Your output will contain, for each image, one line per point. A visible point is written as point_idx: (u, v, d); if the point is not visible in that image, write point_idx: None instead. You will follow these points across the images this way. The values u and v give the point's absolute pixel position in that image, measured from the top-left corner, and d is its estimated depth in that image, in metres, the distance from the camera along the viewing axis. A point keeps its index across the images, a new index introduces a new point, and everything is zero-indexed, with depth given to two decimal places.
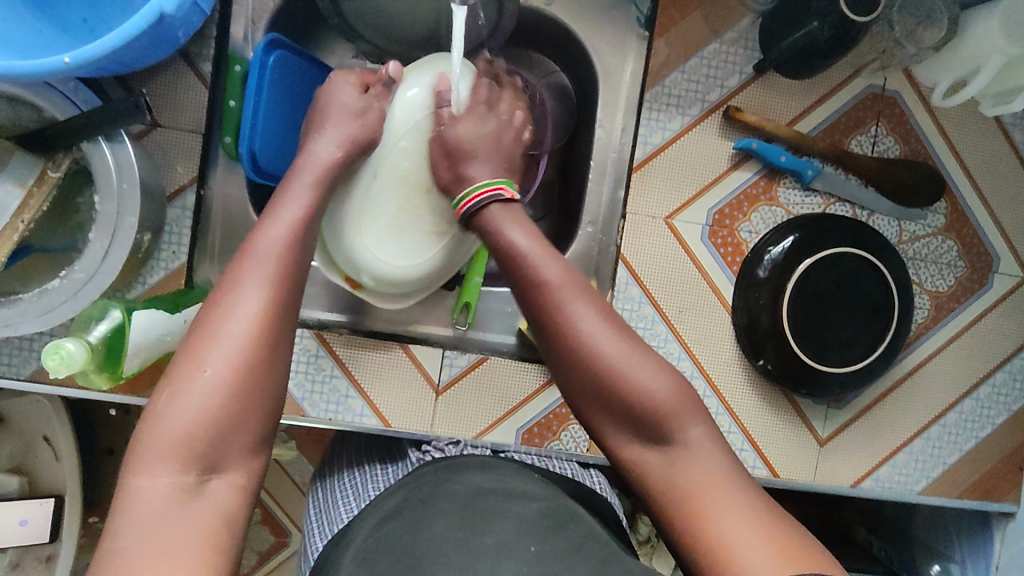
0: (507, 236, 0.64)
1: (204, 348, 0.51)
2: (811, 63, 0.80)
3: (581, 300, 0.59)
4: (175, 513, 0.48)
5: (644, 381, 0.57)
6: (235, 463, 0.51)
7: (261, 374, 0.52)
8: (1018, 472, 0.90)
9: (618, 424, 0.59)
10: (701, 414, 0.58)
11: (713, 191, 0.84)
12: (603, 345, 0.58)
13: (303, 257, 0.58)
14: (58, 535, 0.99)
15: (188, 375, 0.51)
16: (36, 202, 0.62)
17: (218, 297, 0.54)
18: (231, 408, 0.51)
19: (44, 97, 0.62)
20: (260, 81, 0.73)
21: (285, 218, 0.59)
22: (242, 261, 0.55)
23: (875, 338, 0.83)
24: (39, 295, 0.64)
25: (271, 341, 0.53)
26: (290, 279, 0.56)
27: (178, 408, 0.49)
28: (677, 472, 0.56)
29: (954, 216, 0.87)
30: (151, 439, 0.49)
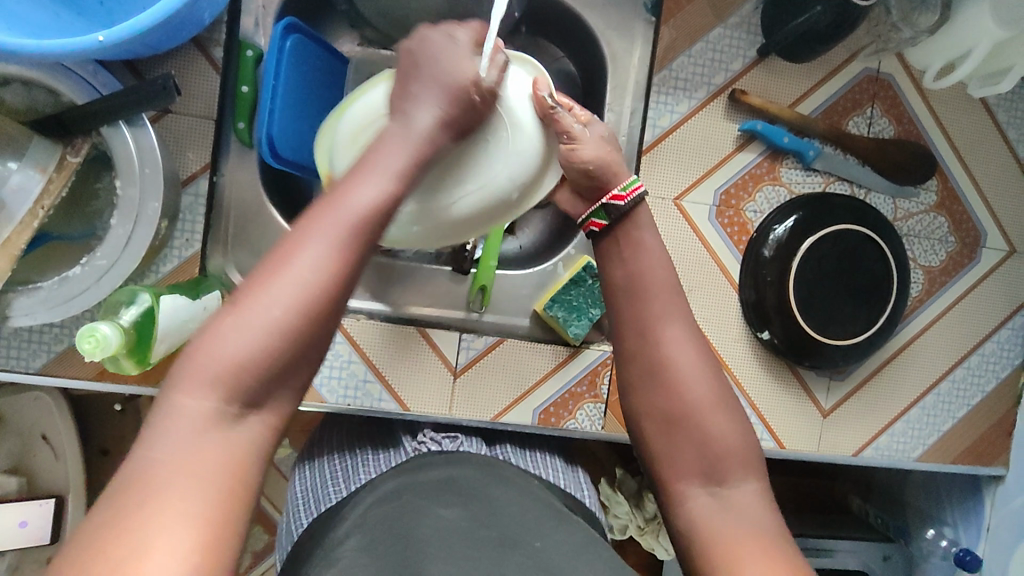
0: (631, 260, 0.64)
1: (270, 285, 0.47)
2: (812, 48, 0.82)
3: (677, 327, 0.62)
4: (212, 440, 0.44)
5: (717, 424, 0.59)
6: (275, 400, 0.47)
7: (319, 332, 0.48)
8: (1007, 436, 0.95)
9: (682, 455, 0.59)
10: (754, 473, 0.59)
11: (719, 172, 0.87)
12: (689, 381, 0.60)
13: (387, 219, 0.52)
14: (59, 536, 0.96)
15: (252, 312, 0.46)
16: (56, 187, 0.61)
17: (299, 237, 0.48)
18: (289, 353, 0.47)
19: (63, 81, 0.61)
20: (276, 66, 0.73)
21: (379, 169, 0.53)
22: (327, 206, 0.50)
23: (874, 314, 0.87)
24: (60, 283, 0.63)
25: (337, 301, 0.48)
26: (370, 239, 0.50)
27: (239, 339, 0.45)
28: (726, 518, 0.56)
29: (945, 193, 0.91)
30: (203, 358, 0.45)
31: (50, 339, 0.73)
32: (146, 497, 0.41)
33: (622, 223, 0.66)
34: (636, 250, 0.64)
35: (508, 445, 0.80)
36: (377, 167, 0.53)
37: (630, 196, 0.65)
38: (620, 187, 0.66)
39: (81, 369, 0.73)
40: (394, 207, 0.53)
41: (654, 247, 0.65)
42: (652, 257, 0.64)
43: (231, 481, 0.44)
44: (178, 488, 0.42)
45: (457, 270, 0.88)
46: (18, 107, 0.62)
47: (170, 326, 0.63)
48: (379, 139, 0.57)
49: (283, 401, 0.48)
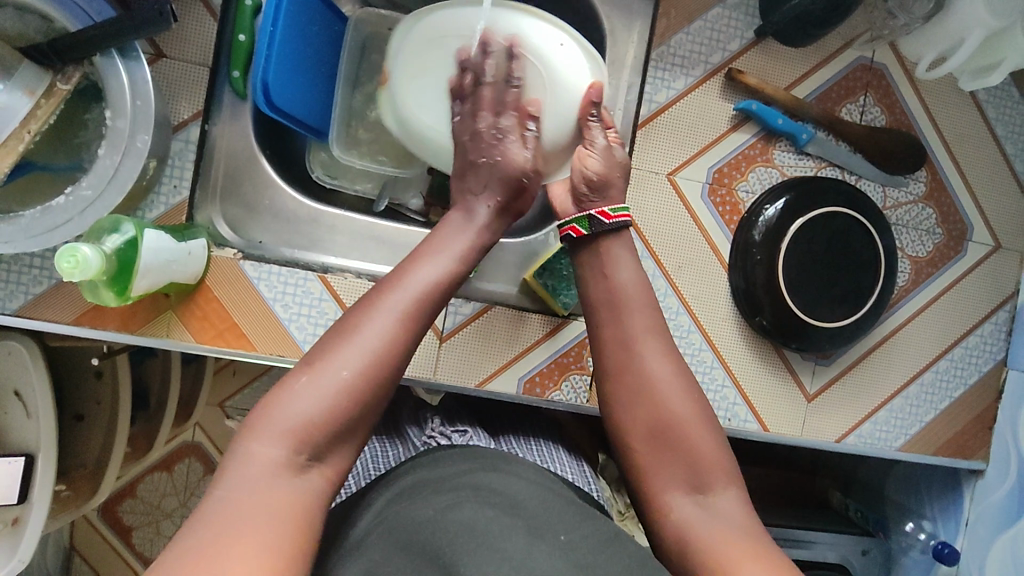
0: (616, 279, 0.66)
1: (342, 347, 0.51)
2: (807, 33, 0.83)
3: (652, 345, 0.62)
4: (279, 485, 0.46)
5: (699, 436, 0.59)
6: (338, 454, 0.50)
7: (384, 391, 0.51)
8: (988, 431, 0.95)
9: (668, 469, 0.59)
10: (735, 481, 0.58)
11: (713, 150, 0.87)
12: (669, 397, 0.60)
13: (446, 297, 0.57)
14: (26, 496, 0.92)
15: (323, 371, 0.50)
16: (45, 113, 0.61)
17: (364, 307, 0.53)
18: (354, 410, 0.50)
19: (56, 6, 0.61)
20: (275, 12, 0.71)
21: (439, 254, 0.58)
22: (390, 283, 0.55)
23: (860, 301, 0.87)
24: (42, 212, 0.62)
25: (400, 362, 0.52)
26: (427, 311, 0.54)
27: (311, 396, 0.48)
28: (713, 526, 0.55)
29: (933, 185, 0.92)
30: (277, 413, 0.48)
31: (28, 281, 0.71)
32: (215, 537, 0.42)
33: (599, 239, 0.68)
34: (614, 267, 0.67)
35: (513, 437, 0.77)
36: (439, 247, 0.59)
37: (615, 218, 0.68)
38: (609, 208, 0.69)
39: (60, 314, 0.72)
40: (450, 285, 0.58)
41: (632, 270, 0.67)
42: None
43: (293, 528, 0.45)
44: (244, 533, 0.43)
45: None
46: (10, 33, 0.62)
47: (152, 259, 0.62)
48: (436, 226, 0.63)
49: (343, 458, 0.50)
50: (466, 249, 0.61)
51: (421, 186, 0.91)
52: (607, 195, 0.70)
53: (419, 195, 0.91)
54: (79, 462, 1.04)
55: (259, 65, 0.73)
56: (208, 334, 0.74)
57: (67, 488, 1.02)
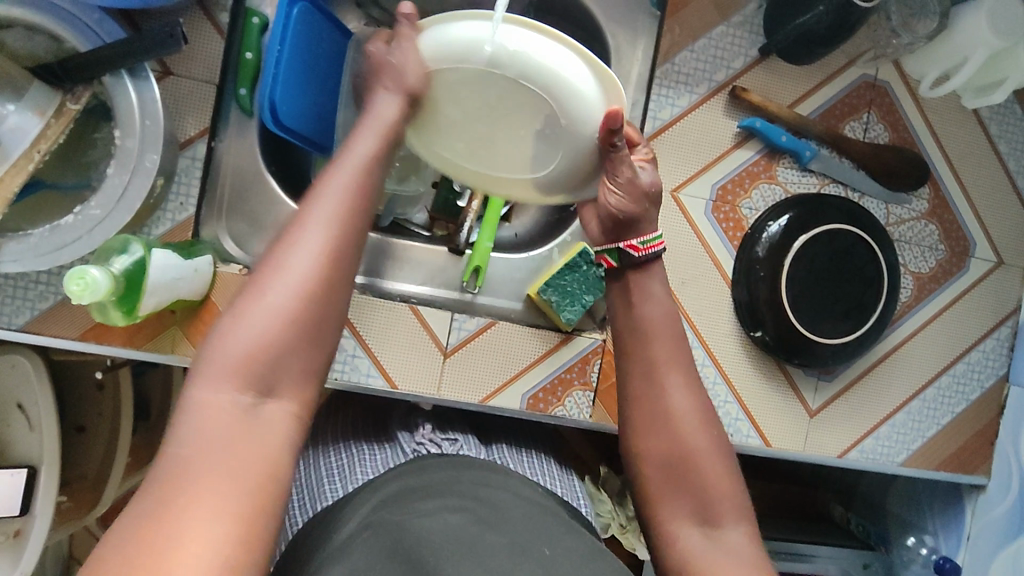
0: (645, 312, 0.65)
1: (270, 273, 0.50)
2: (812, 50, 0.84)
3: (676, 377, 0.62)
4: (236, 428, 0.46)
5: (715, 473, 0.59)
6: (291, 389, 0.49)
7: (326, 309, 0.51)
8: (990, 446, 0.95)
9: (679, 499, 0.59)
10: (747, 518, 0.59)
11: (717, 167, 0.88)
12: (687, 429, 0.61)
13: (371, 203, 0.55)
14: (28, 509, 0.92)
15: (257, 298, 0.49)
16: (54, 133, 0.60)
17: (284, 229, 0.52)
18: (295, 338, 0.49)
19: (68, 27, 0.61)
20: (282, 31, 0.72)
21: (359, 159, 0.56)
22: (308, 198, 0.53)
23: (863, 316, 0.87)
24: (51, 231, 0.62)
25: (335, 277, 0.51)
26: (354, 223, 0.53)
27: (246, 328, 0.48)
28: (720, 563, 0.56)
29: (936, 202, 0.93)
30: (215, 353, 0.47)
31: (35, 297, 0.72)
32: (174, 492, 0.42)
33: (630, 271, 0.66)
34: (643, 299, 0.65)
35: (505, 446, 0.78)
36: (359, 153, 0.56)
37: (646, 250, 0.65)
38: (639, 239, 0.66)
39: (66, 329, 0.72)
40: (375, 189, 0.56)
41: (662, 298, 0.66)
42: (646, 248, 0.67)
43: (260, 474, 0.45)
44: (209, 487, 0.43)
45: (452, 250, 0.89)
46: (20, 53, 0.63)
47: (162, 278, 0.63)
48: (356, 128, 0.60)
49: (298, 388, 0.49)
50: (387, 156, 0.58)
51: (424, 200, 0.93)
52: (636, 228, 0.66)
53: (423, 210, 0.94)
54: (80, 472, 1.04)
55: (265, 83, 0.73)
56: None
57: (68, 499, 1.02)
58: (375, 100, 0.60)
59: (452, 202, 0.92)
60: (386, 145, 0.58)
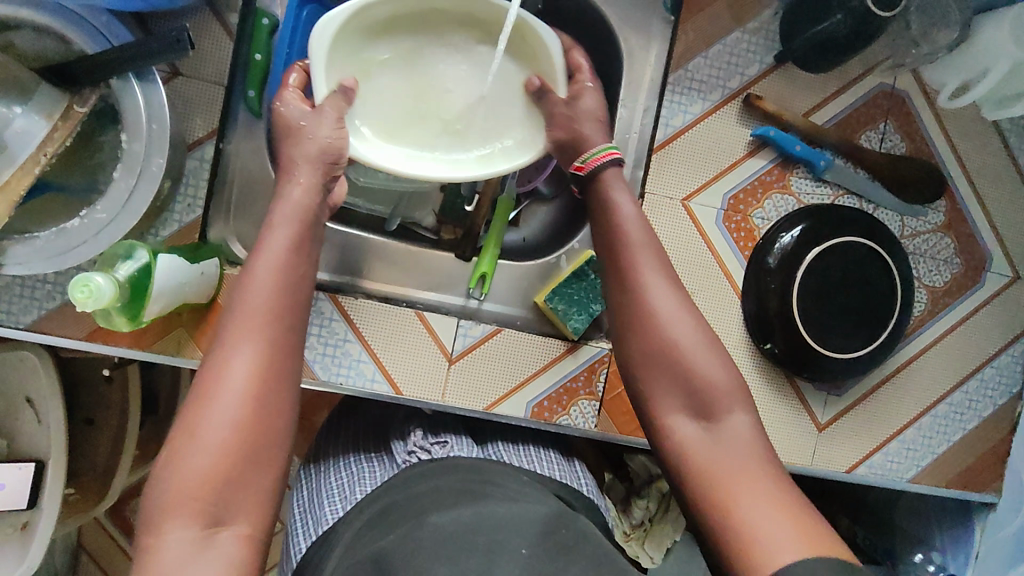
0: (615, 202, 0.68)
1: (201, 406, 0.50)
2: (828, 58, 0.82)
3: (655, 276, 0.63)
4: (194, 563, 0.46)
5: (705, 364, 0.60)
6: (243, 512, 0.49)
7: (266, 425, 0.51)
8: (1001, 463, 0.94)
9: (671, 396, 0.60)
10: (745, 402, 0.60)
11: (729, 176, 0.86)
12: (673, 327, 0.61)
13: (292, 304, 0.56)
14: (36, 501, 0.92)
15: (193, 433, 0.49)
16: (61, 135, 0.60)
17: (211, 354, 0.53)
18: (237, 461, 0.50)
19: (75, 29, 0.61)
20: (291, 35, 0.74)
21: (269, 262, 0.56)
22: (232, 320, 0.53)
23: (876, 330, 0.86)
24: (57, 234, 0.63)
25: (268, 395, 0.52)
26: (276, 334, 0.54)
27: (188, 465, 0.48)
28: (720, 453, 0.57)
29: (953, 214, 0.91)
30: (163, 494, 0.48)
31: (42, 296, 0.72)
32: None
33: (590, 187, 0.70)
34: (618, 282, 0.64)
35: (501, 443, 0.78)
36: (271, 255, 0.57)
37: (590, 165, 0.70)
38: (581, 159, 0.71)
39: (73, 329, 0.72)
40: (294, 291, 0.56)
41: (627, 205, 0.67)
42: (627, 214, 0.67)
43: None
44: None
45: (459, 256, 0.88)
46: (28, 54, 0.63)
47: (167, 284, 0.62)
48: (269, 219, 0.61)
49: (250, 509, 0.50)
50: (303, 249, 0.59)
51: (432, 204, 0.92)
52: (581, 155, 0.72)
53: (431, 213, 0.92)
54: (88, 466, 1.05)
55: (273, 86, 0.75)
56: None
57: (76, 492, 1.03)
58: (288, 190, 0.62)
59: (459, 207, 0.92)
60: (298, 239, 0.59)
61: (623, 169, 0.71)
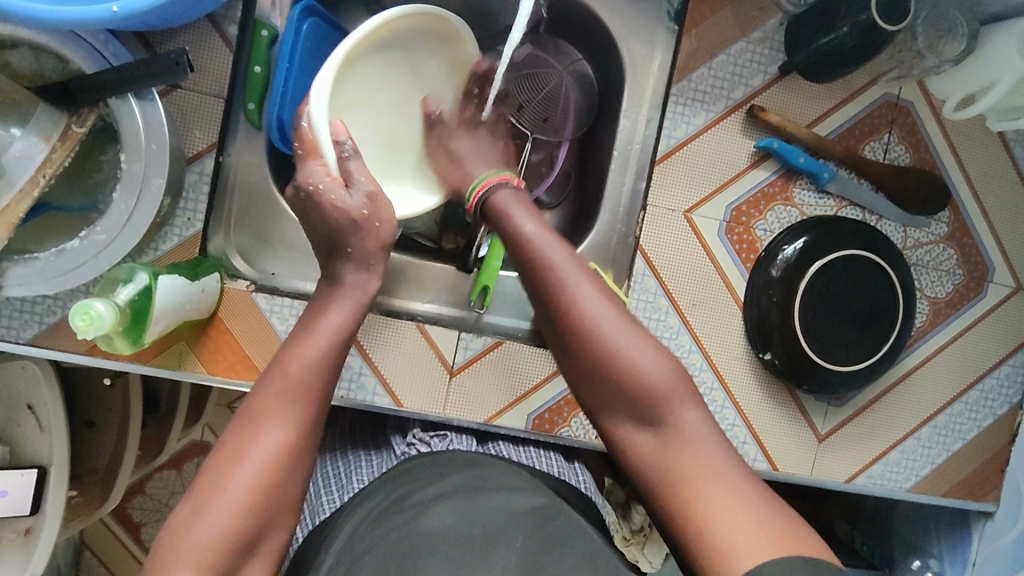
0: (517, 222, 0.67)
1: (228, 469, 0.52)
2: (834, 69, 0.81)
3: (584, 284, 0.61)
4: None
5: (647, 365, 0.58)
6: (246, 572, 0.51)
7: (279, 496, 0.53)
8: (1001, 474, 0.94)
9: (617, 403, 0.59)
10: (692, 396, 0.59)
11: (733, 187, 0.86)
12: (607, 329, 0.59)
13: (330, 384, 0.58)
14: (38, 508, 0.91)
15: (219, 493, 0.50)
16: (59, 156, 0.60)
17: (245, 419, 0.54)
18: (247, 527, 0.50)
19: (73, 48, 0.61)
20: (292, 49, 0.73)
21: (316, 343, 0.59)
22: (269, 387, 0.55)
23: (878, 342, 0.86)
24: (57, 255, 0.63)
25: (287, 474, 0.53)
26: (311, 412, 0.56)
27: (201, 526, 0.49)
28: (672, 457, 0.56)
29: (956, 225, 0.91)
30: (173, 550, 0.49)
31: (42, 310, 0.71)
32: None
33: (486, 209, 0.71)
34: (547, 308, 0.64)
35: (501, 442, 0.84)
36: (317, 336, 0.59)
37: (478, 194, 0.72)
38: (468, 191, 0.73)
39: (72, 343, 0.71)
40: (333, 375, 0.59)
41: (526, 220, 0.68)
42: (541, 225, 0.66)
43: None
44: None
45: (462, 268, 0.89)
46: (25, 72, 0.62)
47: (167, 305, 0.62)
48: (316, 304, 0.64)
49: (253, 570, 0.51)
50: (347, 326, 0.62)
51: (432, 214, 0.92)
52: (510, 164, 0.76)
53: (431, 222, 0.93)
54: (90, 467, 1.05)
55: (273, 102, 0.75)
56: (219, 365, 0.74)
57: (80, 494, 1.02)
58: (343, 274, 0.65)
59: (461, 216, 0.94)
60: (346, 318, 0.62)
61: (510, 186, 0.72)
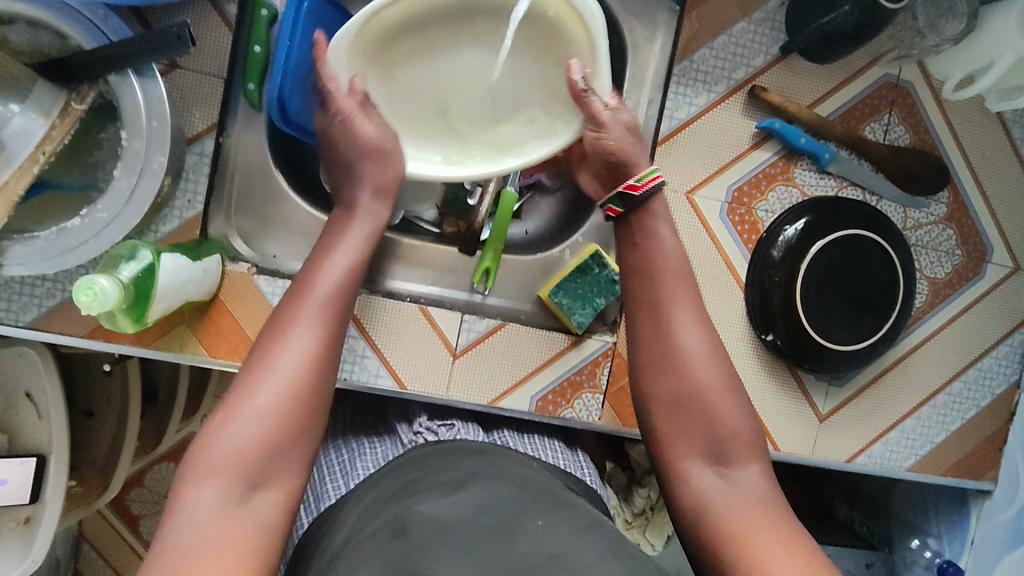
0: (628, 257, 0.69)
1: (258, 377, 0.53)
2: (835, 49, 0.81)
3: (687, 321, 0.64)
4: (222, 516, 0.48)
5: (727, 411, 0.61)
6: (280, 478, 0.52)
7: (310, 404, 0.54)
8: (997, 452, 0.95)
9: (690, 435, 0.61)
10: (756, 455, 0.60)
11: (734, 168, 0.86)
12: (698, 367, 0.62)
13: (351, 299, 0.61)
14: (38, 496, 0.90)
15: (252, 389, 0.53)
16: (60, 134, 0.60)
17: (271, 332, 0.56)
18: (280, 432, 0.52)
19: (72, 24, 0.60)
20: (292, 27, 0.71)
21: (336, 262, 0.61)
22: (293, 304, 0.58)
23: (878, 321, 0.86)
24: (57, 234, 0.62)
25: (316, 383, 0.55)
26: (332, 326, 0.57)
27: (235, 429, 0.51)
28: (731, 495, 0.57)
29: (954, 206, 0.91)
30: (209, 453, 0.51)
31: (41, 293, 0.70)
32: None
33: (635, 213, 0.69)
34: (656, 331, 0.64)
35: (506, 431, 0.80)
36: (334, 256, 0.61)
37: (644, 187, 0.68)
38: (637, 178, 0.69)
39: (72, 326, 0.71)
40: (351, 291, 0.61)
41: (667, 239, 0.68)
42: (670, 252, 0.67)
43: (241, 552, 0.47)
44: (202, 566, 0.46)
45: (463, 250, 0.88)
46: (23, 49, 0.62)
47: (170, 285, 0.62)
48: (331, 228, 0.65)
49: (286, 478, 0.52)
50: (363, 248, 0.64)
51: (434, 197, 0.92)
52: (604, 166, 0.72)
53: (432, 208, 0.92)
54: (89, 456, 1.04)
55: (274, 81, 0.72)
56: (222, 348, 0.74)
57: (79, 484, 1.01)
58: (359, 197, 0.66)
59: (462, 199, 0.92)
60: (363, 240, 0.64)
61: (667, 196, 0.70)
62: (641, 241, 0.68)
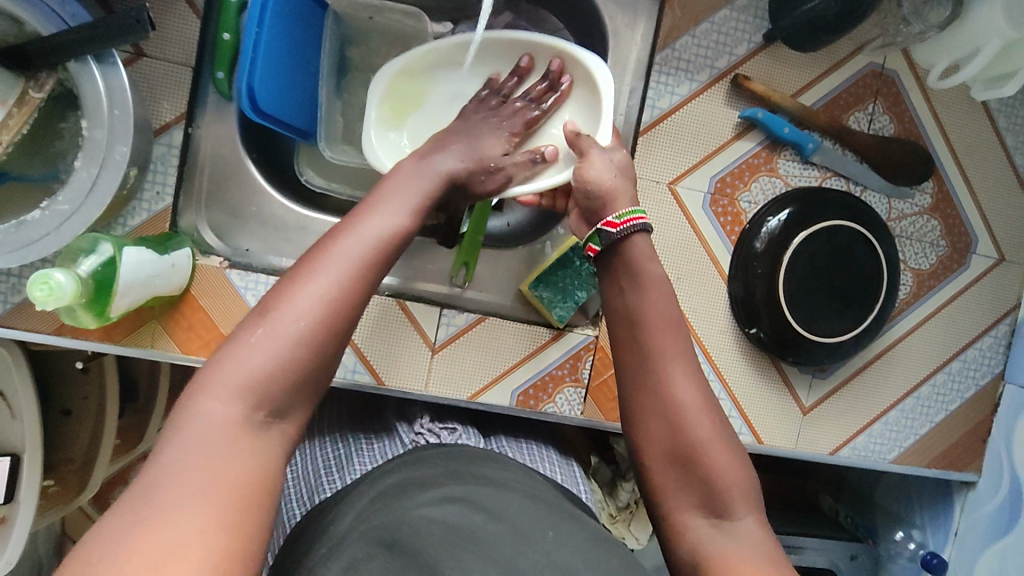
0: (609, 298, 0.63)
1: (291, 298, 0.48)
2: (817, 38, 0.79)
3: (676, 368, 0.59)
4: (231, 442, 0.43)
5: (723, 464, 0.56)
6: (297, 413, 0.47)
7: (340, 339, 0.49)
8: (981, 443, 0.94)
9: (686, 490, 0.56)
10: (757, 507, 0.56)
11: (716, 159, 0.85)
12: (692, 419, 0.57)
13: (405, 245, 0.54)
14: (11, 496, 0.88)
15: (284, 308, 0.47)
16: (16, 123, 0.60)
17: (312, 255, 0.50)
18: (306, 362, 0.47)
19: (27, 7, 0.57)
20: (261, 12, 0.68)
21: (394, 204, 0.55)
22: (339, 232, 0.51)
23: (863, 312, 0.85)
24: (16, 227, 0.60)
25: (351, 321, 0.49)
26: (378, 264, 0.51)
27: (260, 348, 0.46)
28: (726, 555, 0.52)
29: (939, 196, 0.90)
30: (227, 369, 0.45)
31: (6, 289, 0.68)
32: (167, 505, 0.39)
33: (616, 253, 0.63)
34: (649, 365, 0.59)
35: (502, 437, 0.80)
36: (393, 194, 0.55)
37: (624, 225, 0.63)
38: (615, 216, 0.64)
39: (37, 321, 0.69)
40: (402, 242, 0.54)
41: (659, 281, 0.62)
42: (658, 287, 0.61)
43: (249, 489, 0.42)
44: (204, 493, 0.40)
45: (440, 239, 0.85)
46: None
47: (133, 279, 0.61)
48: (393, 172, 0.59)
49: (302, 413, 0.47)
50: (422, 194, 0.57)
51: None
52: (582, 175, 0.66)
53: None
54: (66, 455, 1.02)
55: (242, 69, 0.69)
56: (194, 344, 0.72)
57: (55, 483, 0.99)
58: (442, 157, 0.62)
59: None
60: (422, 184, 0.58)
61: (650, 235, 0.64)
62: (629, 286, 0.62)
